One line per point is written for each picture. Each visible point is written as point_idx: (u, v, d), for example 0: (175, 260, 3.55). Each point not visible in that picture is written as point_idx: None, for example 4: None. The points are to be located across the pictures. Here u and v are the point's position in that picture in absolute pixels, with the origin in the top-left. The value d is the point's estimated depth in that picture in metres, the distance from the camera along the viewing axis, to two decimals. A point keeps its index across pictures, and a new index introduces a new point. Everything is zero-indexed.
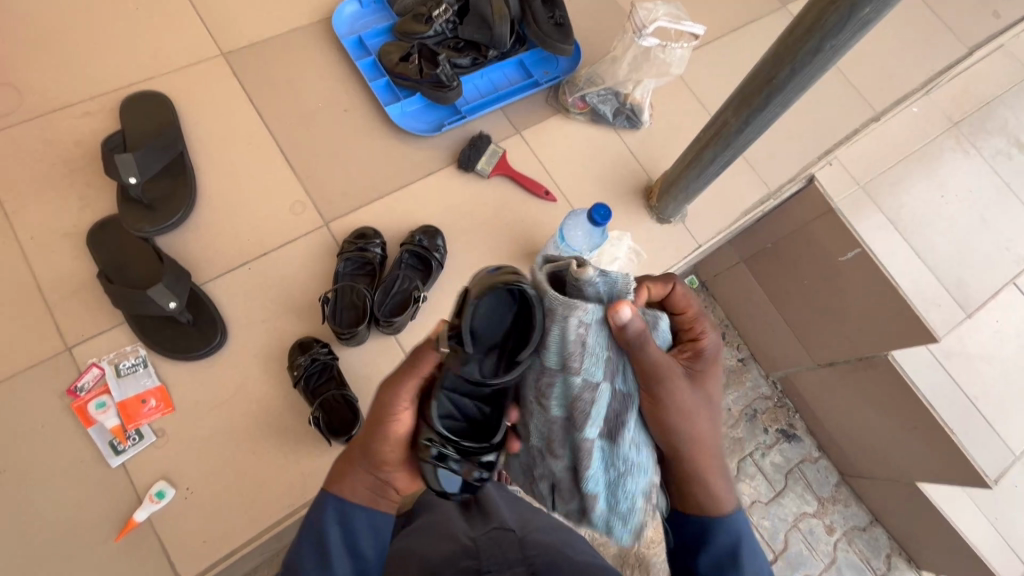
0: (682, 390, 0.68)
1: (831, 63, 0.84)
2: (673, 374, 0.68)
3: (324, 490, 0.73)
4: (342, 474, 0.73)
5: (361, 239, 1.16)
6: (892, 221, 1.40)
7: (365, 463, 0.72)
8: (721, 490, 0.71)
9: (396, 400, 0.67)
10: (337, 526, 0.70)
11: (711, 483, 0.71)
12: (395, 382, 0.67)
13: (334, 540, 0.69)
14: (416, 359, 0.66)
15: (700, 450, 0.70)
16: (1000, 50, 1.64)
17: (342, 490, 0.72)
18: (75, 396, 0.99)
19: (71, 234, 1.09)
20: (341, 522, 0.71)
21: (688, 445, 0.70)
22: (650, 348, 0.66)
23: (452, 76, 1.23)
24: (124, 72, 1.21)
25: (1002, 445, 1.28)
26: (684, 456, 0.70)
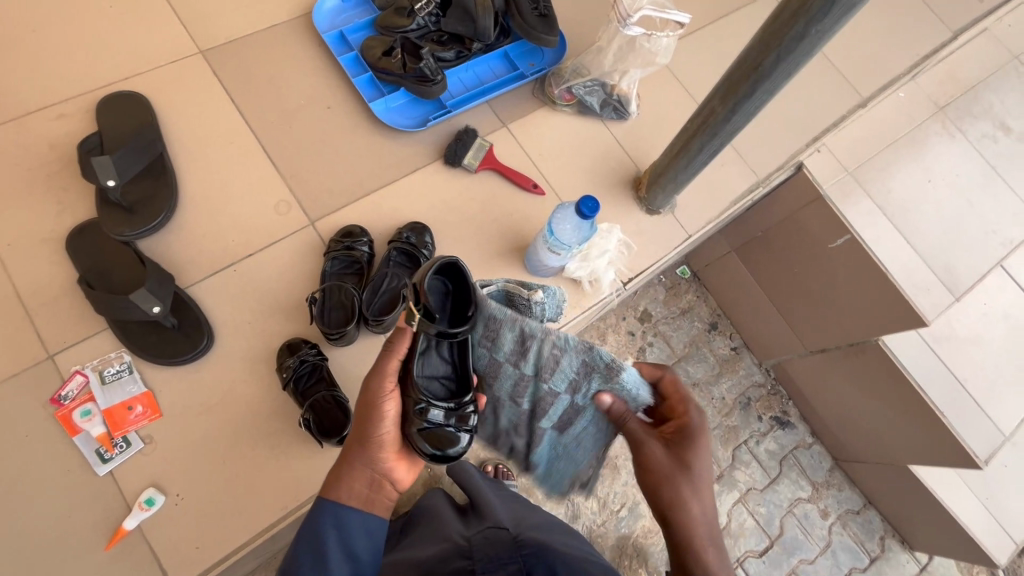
0: (659, 457, 0.71)
1: (817, 49, 0.83)
2: (649, 441, 0.71)
3: (323, 495, 0.74)
4: (337, 475, 0.75)
5: (348, 237, 1.14)
6: (880, 207, 1.40)
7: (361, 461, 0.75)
8: (709, 559, 0.68)
9: (383, 387, 0.73)
10: (336, 530, 0.72)
11: (703, 560, 0.68)
12: (380, 372, 0.73)
13: (333, 544, 0.70)
14: (393, 345, 0.72)
15: (693, 526, 0.69)
16: (985, 34, 1.64)
17: (340, 489, 0.74)
18: (60, 405, 0.98)
19: (49, 239, 1.07)
20: (338, 526, 0.72)
21: (674, 515, 0.69)
22: (630, 419, 0.71)
23: (436, 70, 1.21)
24: (100, 73, 1.19)
25: (993, 426, 1.29)
26: (672, 525, 0.70)
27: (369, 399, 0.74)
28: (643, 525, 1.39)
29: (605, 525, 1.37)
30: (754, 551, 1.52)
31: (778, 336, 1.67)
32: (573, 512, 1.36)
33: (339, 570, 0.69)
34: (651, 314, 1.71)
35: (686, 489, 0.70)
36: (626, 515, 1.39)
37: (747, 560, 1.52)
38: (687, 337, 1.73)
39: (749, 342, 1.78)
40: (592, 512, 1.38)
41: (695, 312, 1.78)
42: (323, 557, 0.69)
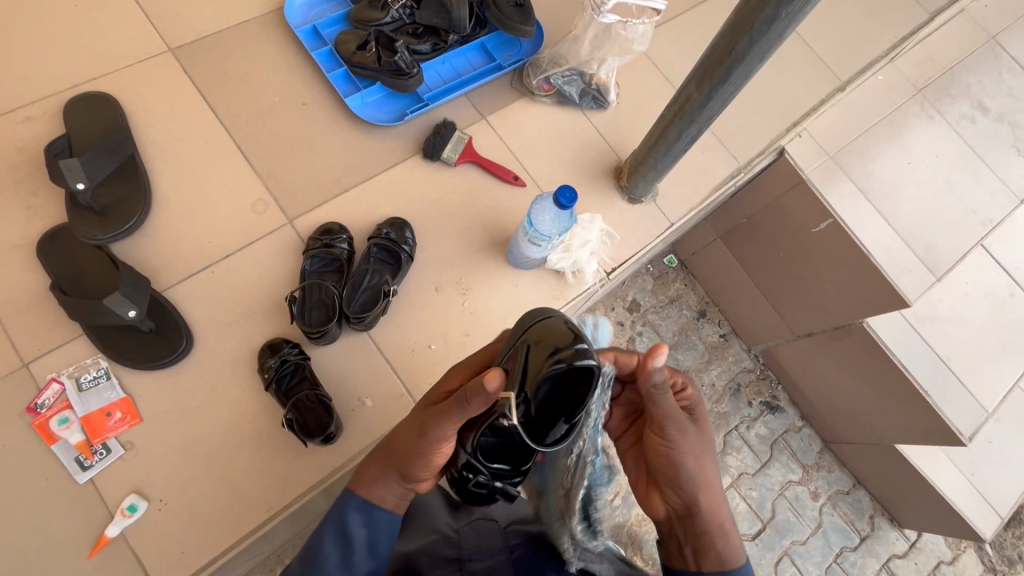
0: (691, 432, 0.71)
1: (789, 31, 0.83)
2: (672, 420, 0.70)
3: (356, 489, 0.71)
4: (371, 476, 0.72)
5: (327, 235, 1.13)
6: (861, 189, 1.41)
7: (395, 475, 0.71)
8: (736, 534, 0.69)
9: (444, 432, 0.67)
10: (365, 529, 0.69)
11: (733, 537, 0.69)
12: (445, 418, 0.66)
13: (358, 536, 0.69)
14: (470, 399, 0.64)
15: (714, 506, 0.69)
16: (961, 14, 1.64)
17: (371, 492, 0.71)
18: (36, 414, 0.96)
19: (19, 246, 1.05)
20: (366, 523, 0.69)
21: (701, 497, 0.69)
22: (664, 398, 0.70)
23: (412, 62, 1.20)
24: (66, 74, 1.16)
25: (975, 403, 1.31)
26: (699, 509, 0.69)
27: (429, 431, 0.68)
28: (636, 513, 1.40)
29: None
30: (747, 535, 1.53)
31: (765, 322, 1.68)
32: None
33: (361, 566, 0.68)
34: (639, 304, 1.71)
35: (711, 458, 0.72)
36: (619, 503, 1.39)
37: None
38: (676, 325, 1.74)
39: (737, 329, 1.79)
40: None
41: (682, 301, 1.79)
42: (349, 547, 0.68)
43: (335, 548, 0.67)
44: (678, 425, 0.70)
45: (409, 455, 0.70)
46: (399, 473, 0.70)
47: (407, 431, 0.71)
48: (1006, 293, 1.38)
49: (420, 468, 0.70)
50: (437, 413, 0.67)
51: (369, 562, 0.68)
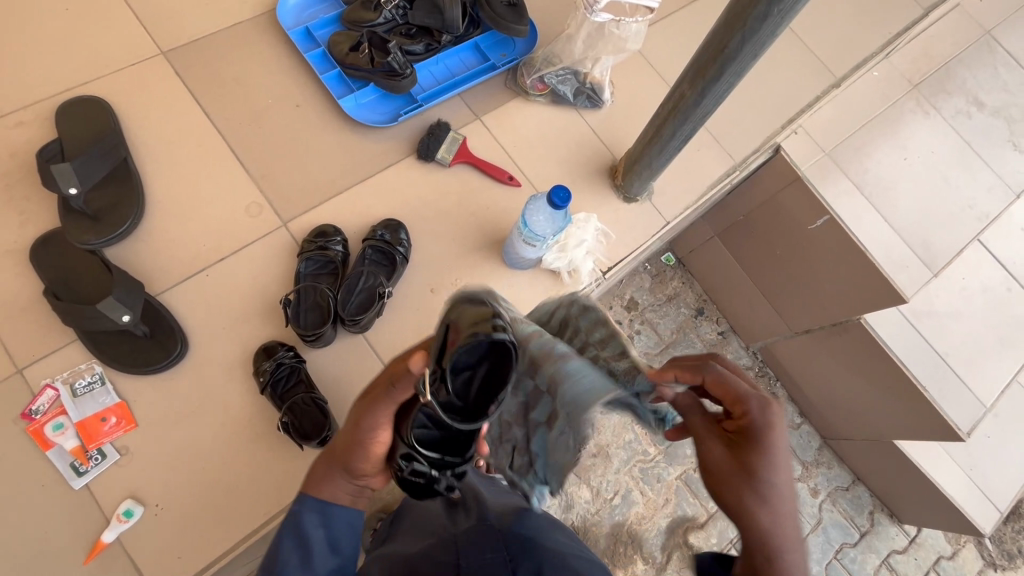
0: (718, 452, 0.61)
1: (782, 28, 0.82)
2: (708, 438, 0.63)
3: (308, 489, 0.72)
4: (322, 477, 0.71)
5: (322, 237, 1.13)
6: (857, 186, 1.41)
7: (344, 469, 0.70)
8: None
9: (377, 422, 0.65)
10: (322, 528, 0.69)
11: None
12: (376, 407, 0.64)
13: (318, 538, 0.69)
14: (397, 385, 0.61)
15: (770, 541, 0.57)
16: (957, 9, 1.64)
17: (321, 491, 0.71)
18: (31, 420, 0.96)
19: (13, 252, 1.04)
20: (323, 522, 0.70)
21: (748, 531, 0.58)
22: (688, 411, 0.65)
23: (405, 63, 1.19)
24: (58, 78, 1.15)
25: (973, 398, 1.31)
26: (747, 544, 0.58)
27: (364, 421, 0.66)
28: (636, 512, 1.40)
29: (600, 514, 1.37)
30: None
31: (763, 319, 1.68)
32: (567, 502, 1.36)
33: (323, 566, 0.67)
34: (637, 302, 1.71)
35: (755, 492, 0.58)
36: (620, 502, 1.40)
37: None
38: (674, 324, 1.74)
39: (735, 327, 1.79)
40: (586, 501, 1.37)
41: (680, 299, 1.79)
42: (308, 547, 0.68)
43: (293, 550, 0.67)
44: (704, 442, 0.62)
45: (348, 448, 0.68)
46: (346, 466, 0.69)
47: (347, 427, 0.69)
48: (1003, 288, 1.39)
49: (360, 460, 0.68)
50: (370, 402, 0.65)
51: (330, 560, 0.68)
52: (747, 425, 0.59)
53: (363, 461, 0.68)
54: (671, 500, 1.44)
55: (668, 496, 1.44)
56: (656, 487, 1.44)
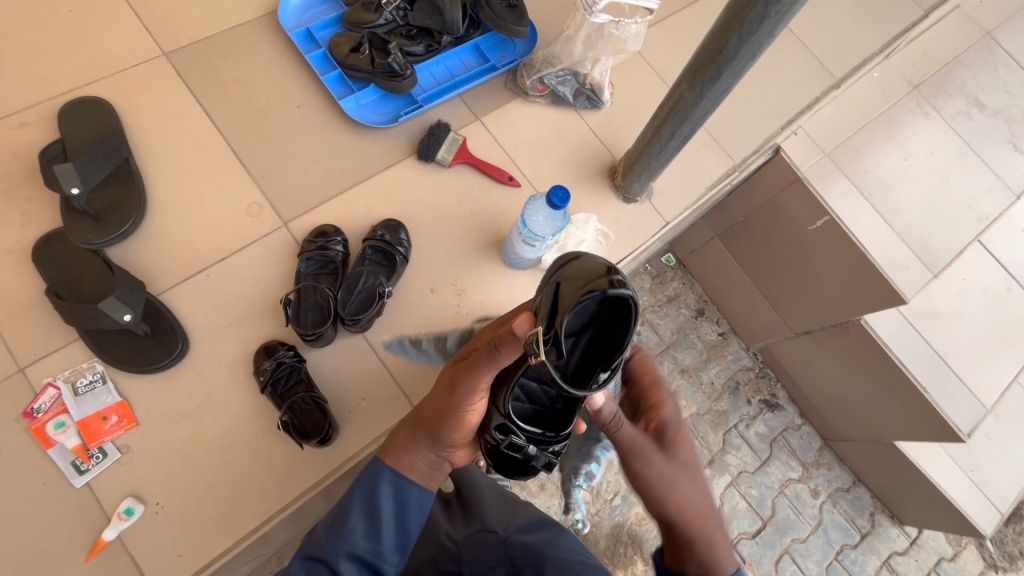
0: (659, 455, 0.72)
1: (779, 29, 0.83)
2: (647, 442, 0.72)
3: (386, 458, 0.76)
4: (402, 446, 0.76)
5: (322, 237, 1.13)
6: (857, 187, 1.41)
7: (430, 438, 0.74)
8: (725, 558, 0.67)
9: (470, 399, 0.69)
10: (392, 498, 0.74)
11: (716, 550, 0.67)
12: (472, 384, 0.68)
13: (386, 507, 0.73)
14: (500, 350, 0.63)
15: (700, 520, 0.69)
16: (957, 11, 1.64)
17: (399, 458, 0.76)
18: (33, 418, 0.96)
19: (15, 252, 1.05)
20: (394, 493, 0.74)
21: (684, 520, 0.68)
22: (623, 425, 0.73)
23: (405, 64, 1.20)
24: (60, 79, 1.16)
25: (974, 399, 1.31)
26: (684, 533, 0.68)
27: (457, 397, 0.69)
28: (636, 513, 1.40)
29: (600, 514, 1.38)
30: (747, 533, 1.54)
31: (763, 320, 1.68)
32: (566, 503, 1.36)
33: (389, 540, 0.72)
34: (637, 303, 1.72)
35: (686, 475, 0.72)
36: (619, 503, 1.40)
37: (741, 543, 1.53)
38: (674, 324, 1.74)
39: (735, 327, 1.79)
40: (585, 502, 1.38)
41: (681, 299, 1.79)
42: (376, 518, 0.72)
43: (363, 520, 0.71)
44: (647, 451, 0.71)
45: (438, 420, 0.72)
46: (431, 436, 0.74)
47: (436, 399, 0.73)
48: (1002, 288, 1.39)
49: (452, 431, 0.73)
50: (462, 377, 0.68)
51: (397, 537, 0.73)
52: (666, 421, 0.76)
53: (455, 432, 0.73)
54: None
55: None
56: None
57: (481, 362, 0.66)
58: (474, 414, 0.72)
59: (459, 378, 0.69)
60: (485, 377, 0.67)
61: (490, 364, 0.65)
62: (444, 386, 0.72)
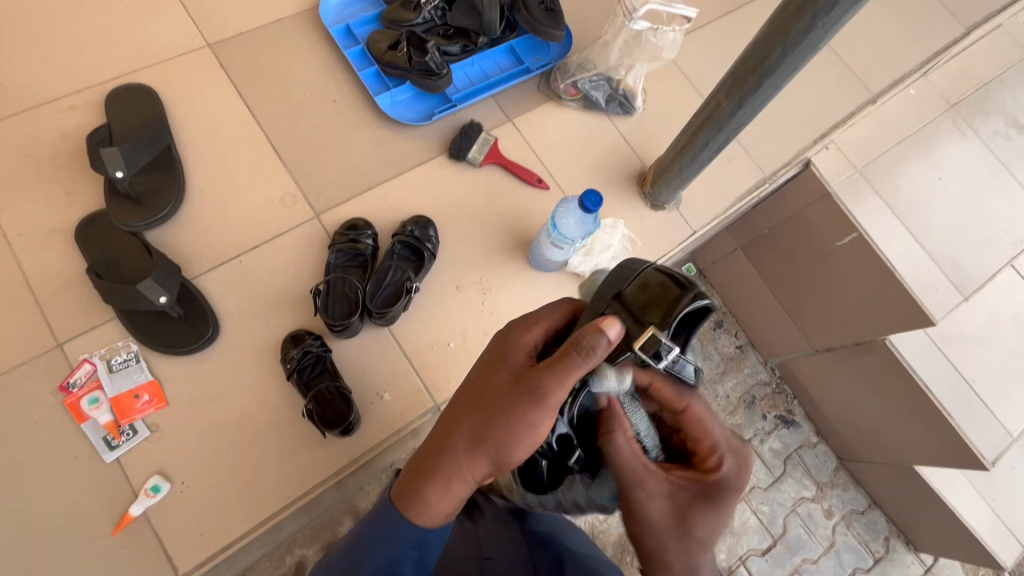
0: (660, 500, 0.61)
1: (825, 42, 0.82)
2: (651, 480, 0.62)
3: (411, 501, 0.64)
4: (435, 489, 0.63)
5: (352, 230, 1.15)
6: (888, 205, 1.39)
7: (479, 463, 0.63)
8: None
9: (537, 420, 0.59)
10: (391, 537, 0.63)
11: None
12: (536, 400, 0.58)
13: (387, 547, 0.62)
14: (589, 355, 0.56)
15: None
16: (998, 30, 1.61)
17: (428, 504, 0.63)
18: (69, 392, 0.99)
19: (59, 230, 1.08)
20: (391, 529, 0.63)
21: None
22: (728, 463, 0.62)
23: (442, 63, 1.21)
24: (108, 65, 1.20)
25: (1001, 427, 1.28)
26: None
27: (527, 402, 0.59)
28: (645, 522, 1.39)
29: (608, 522, 1.36)
30: (757, 550, 1.52)
31: (784, 336, 1.66)
32: None
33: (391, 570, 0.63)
34: None
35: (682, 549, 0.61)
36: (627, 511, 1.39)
37: (750, 559, 1.52)
38: None
39: (754, 341, 1.76)
40: None
41: None
42: None
43: None
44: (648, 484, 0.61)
45: (493, 436, 0.61)
46: (484, 460, 0.62)
47: (477, 416, 0.63)
48: None
49: (510, 450, 0.61)
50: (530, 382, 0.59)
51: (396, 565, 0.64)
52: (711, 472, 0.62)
53: (514, 449, 0.61)
54: None
55: None
56: None
57: (567, 362, 0.56)
58: (542, 428, 0.60)
59: (525, 394, 0.59)
60: (571, 376, 0.57)
61: (578, 359, 0.56)
62: (492, 400, 0.62)
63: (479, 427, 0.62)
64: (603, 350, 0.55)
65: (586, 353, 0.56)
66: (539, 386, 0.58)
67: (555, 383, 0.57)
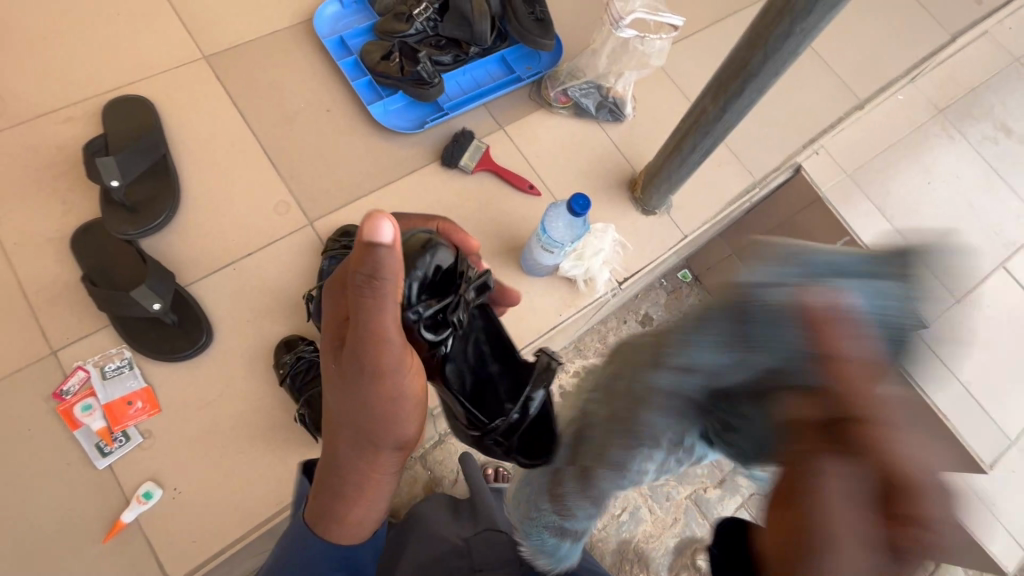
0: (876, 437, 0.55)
1: (803, 46, 0.84)
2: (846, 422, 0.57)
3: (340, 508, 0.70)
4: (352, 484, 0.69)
5: (345, 236, 1.16)
6: (879, 208, 1.45)
7: (377, 452, 0.67)
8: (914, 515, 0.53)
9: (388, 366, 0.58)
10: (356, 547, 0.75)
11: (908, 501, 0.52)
12: (370, 350, 0.57)
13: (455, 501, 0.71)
14: (382, 278, 0.53)
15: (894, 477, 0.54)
16: (983, 37, 1.65)
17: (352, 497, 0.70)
18: (62, 400, 0.99)
19: (54, 239, 1.10)
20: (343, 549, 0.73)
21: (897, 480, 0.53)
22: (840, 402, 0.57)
23: (433, 73, 1.24)
24: (106, 78, 1.22)
25: (1000, 430, 1.32)
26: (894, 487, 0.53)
27: (355, 369, 0.60)
28: (644, 530, 1.43)
29: (606, 530, 1.40)
30: None
31: None
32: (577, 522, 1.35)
33: None
34: (651, 318, 1.72)
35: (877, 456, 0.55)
36: (627, 519, 1.42)
37: None
38: None
39: None
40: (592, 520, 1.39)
41: None
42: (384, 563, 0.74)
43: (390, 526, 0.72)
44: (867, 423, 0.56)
45: (380, 433, 0.65)
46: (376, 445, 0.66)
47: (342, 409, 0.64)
48: None
49: (399, 428, 0.65)
50: (360, 358, 0.58)
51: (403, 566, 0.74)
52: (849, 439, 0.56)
53: (397, 426, 0.65)
54: (678, 519, 1.46)
55: (676, 515, 1.46)
56: (664, 506, 1.46)
57: (360, 294, 0.54)
58: (398, 379, 0.60)
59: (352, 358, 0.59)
60: (381, 305, 0.55)
61: (384, 279, 0.53)
62: (347, 410, 0.64)
63: (348, 413, 0.64)
64: (395, 252, 0.53)
65: (376, 272, 0.53)
66: (364, 338, 0.56)
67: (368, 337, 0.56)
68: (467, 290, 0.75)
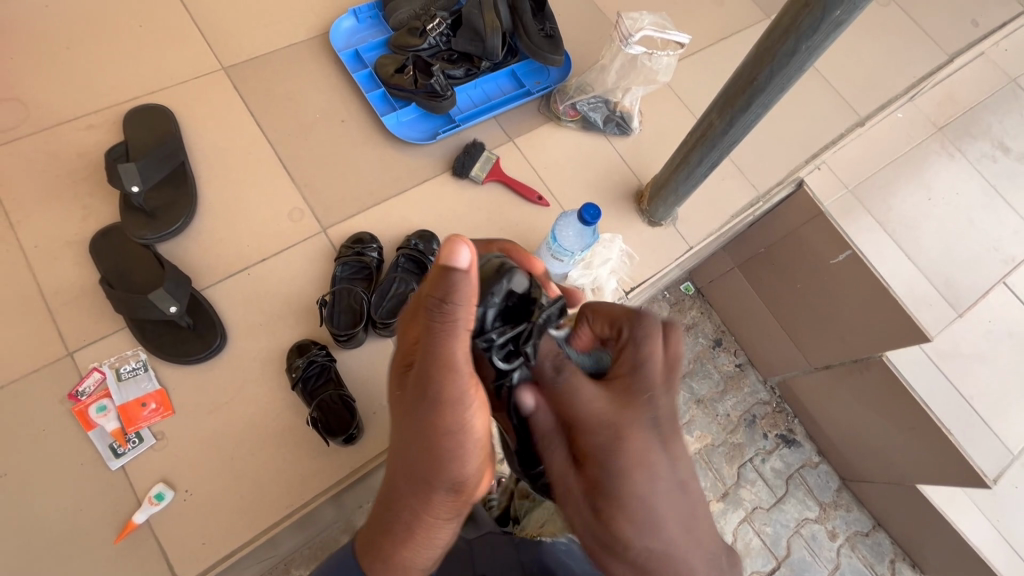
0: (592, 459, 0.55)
1: (808, 64, 0.87)
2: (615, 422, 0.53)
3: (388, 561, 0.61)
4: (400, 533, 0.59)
5: (358, 243, 1.18)
6: (880, 223, 1.43)
7: (433, 502, 0.57)
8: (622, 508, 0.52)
9: (457, 398, 0.52)
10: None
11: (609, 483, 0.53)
12: (440, 378, 0.51)
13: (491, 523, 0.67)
14: (454, 304, 0.50)
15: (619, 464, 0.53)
16: (980, 58, 1.68)
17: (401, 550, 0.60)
18: (76, 401, 1.01)
19: (73, 242, 1.12)
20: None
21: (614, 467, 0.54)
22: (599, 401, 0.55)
23: (446, 86, 1.27)
24: (127, 86, 1.25)
25: (1000, 444, 1.28)
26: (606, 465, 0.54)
27: (418, 396, 0.53)
28: None
29: None
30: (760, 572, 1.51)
31: (782, 354, 1.68)
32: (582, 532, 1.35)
33: None
34: None
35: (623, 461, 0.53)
36: None
37: None
38: (690, 353, 1.75)
39: (753, 359, 1.79)
40: None
41: (699, 329, 1.81)
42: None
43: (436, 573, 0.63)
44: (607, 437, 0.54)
45: (435, 471, 0.54)
46: (433, 492, 0.56)
47: (401, 444, 0.56)
48: None
49: (458, 467, 0.55)
50: (424, 384, 0.52)
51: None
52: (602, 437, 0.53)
53: (460, 471, 0.55)
54: None
55: None
56: None
57: (431, 321, 0.51)
58: (464, 415, 0.53)
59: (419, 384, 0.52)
60: (455, 332, 0.51)
61: (461, 305, 0.50)
62: (406, 434, 0.55)
63: (409, 448, 0.55)
64: (471, 280, 0.50)
65: (447, 296, 0.50)
66: (434, 364, 0.51)
67: (437, 359, 0.51)
68: (543, 315, 0.57)
